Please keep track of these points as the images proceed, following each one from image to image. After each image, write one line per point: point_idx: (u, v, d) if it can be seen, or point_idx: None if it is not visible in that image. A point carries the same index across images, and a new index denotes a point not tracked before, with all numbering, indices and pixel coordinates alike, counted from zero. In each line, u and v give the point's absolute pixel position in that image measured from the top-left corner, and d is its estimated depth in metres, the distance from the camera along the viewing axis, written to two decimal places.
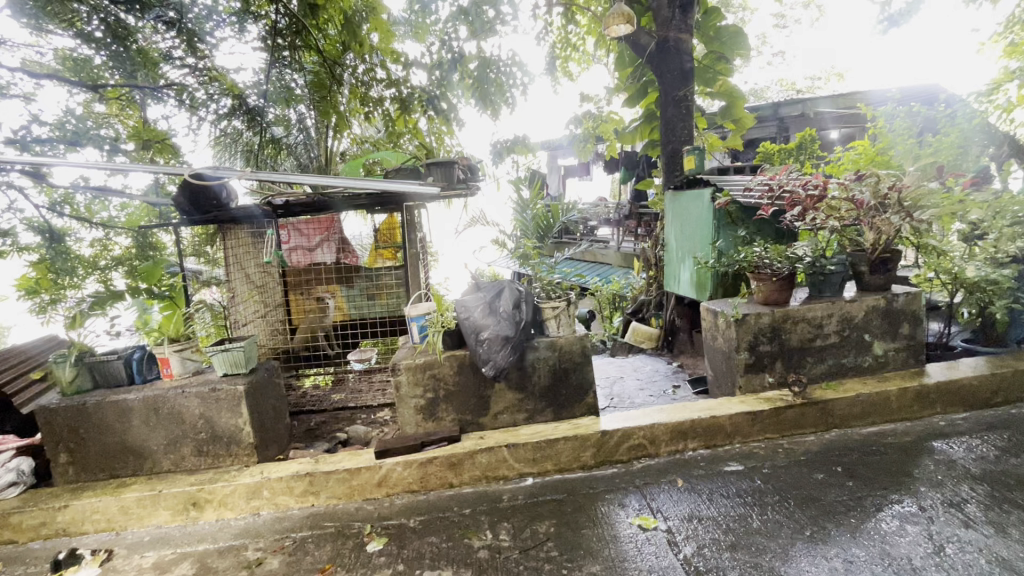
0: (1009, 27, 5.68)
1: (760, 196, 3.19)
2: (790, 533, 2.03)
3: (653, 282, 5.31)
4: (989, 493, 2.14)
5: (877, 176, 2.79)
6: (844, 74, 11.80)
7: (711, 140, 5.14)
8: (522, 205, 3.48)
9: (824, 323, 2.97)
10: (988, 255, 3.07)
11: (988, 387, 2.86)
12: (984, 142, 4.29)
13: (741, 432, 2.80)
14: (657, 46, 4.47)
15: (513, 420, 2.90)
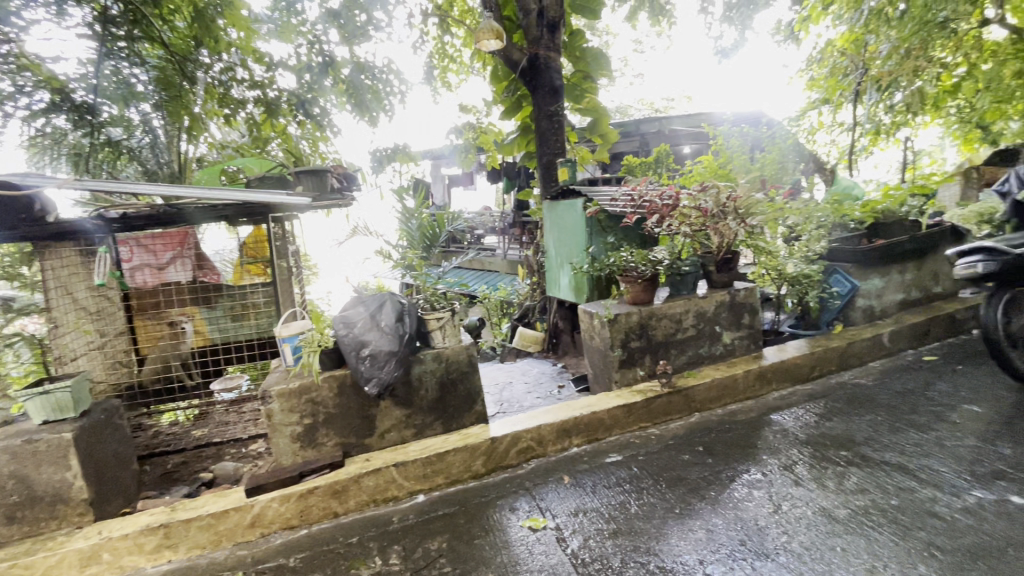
0: (809, 65, 6.89)
1: (625, 205, 3.51)
2: (662, 512, 2.22)
3: (536, 287, 5.52)
4: (813, 454, 2.54)
5: (717, 187, 3.19)
6: (692, 97, 13.38)
7: (582, 153, 5.51)
8: (407, 215, 3.40)
9: (683, 318, 3.32)
10: (802, 254, 3.66)
11: (809, 364, 3.40)
12: (796, 160, 5.13)
13: (619, 424, 3.01)
14: (528, 62, 4.65)
15: (401, 438, 2.81)
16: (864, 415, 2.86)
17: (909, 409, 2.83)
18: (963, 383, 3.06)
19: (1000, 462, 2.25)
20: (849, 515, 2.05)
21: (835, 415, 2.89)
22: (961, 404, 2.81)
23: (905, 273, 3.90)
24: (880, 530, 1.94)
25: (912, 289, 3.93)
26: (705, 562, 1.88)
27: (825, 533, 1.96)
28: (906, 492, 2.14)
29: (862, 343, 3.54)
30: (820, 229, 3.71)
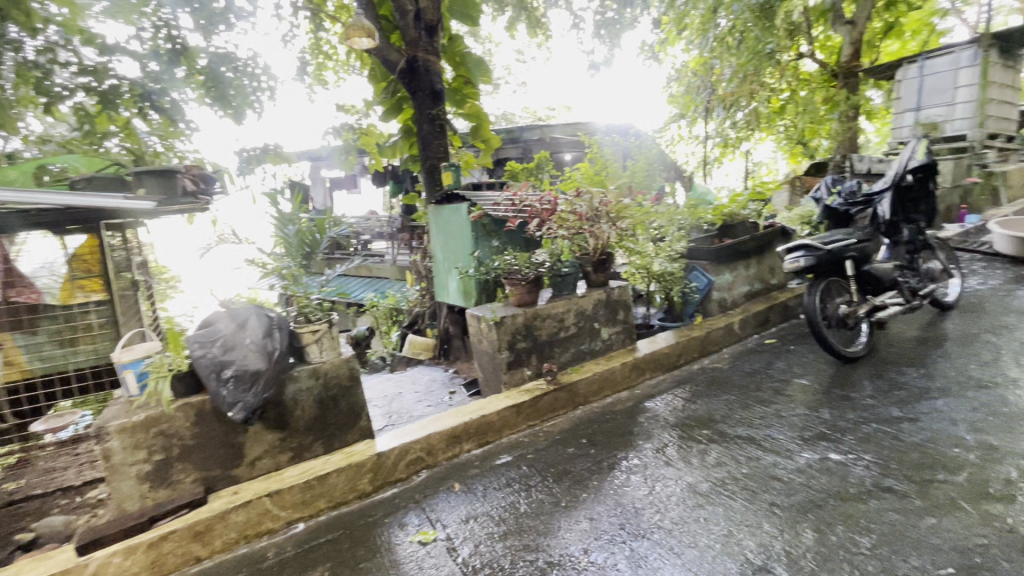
0: (670, 83, 7.64)
1: (506, 210, 3.63)
2: (550, 507, 2.29)
3: (425, 293, 5.42)
4: (680, 435, 2.79)
5: (590, 193, 3.41)
6: (572, 107, 14.15)
7: (466, 158, 5.53)
8: (283, 221, 3.12)
9: (565, 317, 3.47)
10: (667, 253, 4.03)
11: (676, 353, 3.75)
12: (661, 168, 5.64)
13: (508, 425, 3.05)
14: (407, 64, 4.56)
15: (276, 464, 2.57)
16: (721, 395, 3.21)
17: (755, 387, 3.24)
18: (795, 360, 3.58)
19: (822, 425, 2.66)
20: (710, 488, 2.28)
21: (698, 398, 3.22)
22: (794, 379, 3.28)
23: (749, 268, 4.47)
24: (735, 498, 2.18)
25: (755, 282, 4.51)
26: (590, 550, 1.97)
27: (691, 507, 2.16)
28: (754, 461, 2.44)
29: (718, 331, 3.98)
30: (680, 231, 4.14)
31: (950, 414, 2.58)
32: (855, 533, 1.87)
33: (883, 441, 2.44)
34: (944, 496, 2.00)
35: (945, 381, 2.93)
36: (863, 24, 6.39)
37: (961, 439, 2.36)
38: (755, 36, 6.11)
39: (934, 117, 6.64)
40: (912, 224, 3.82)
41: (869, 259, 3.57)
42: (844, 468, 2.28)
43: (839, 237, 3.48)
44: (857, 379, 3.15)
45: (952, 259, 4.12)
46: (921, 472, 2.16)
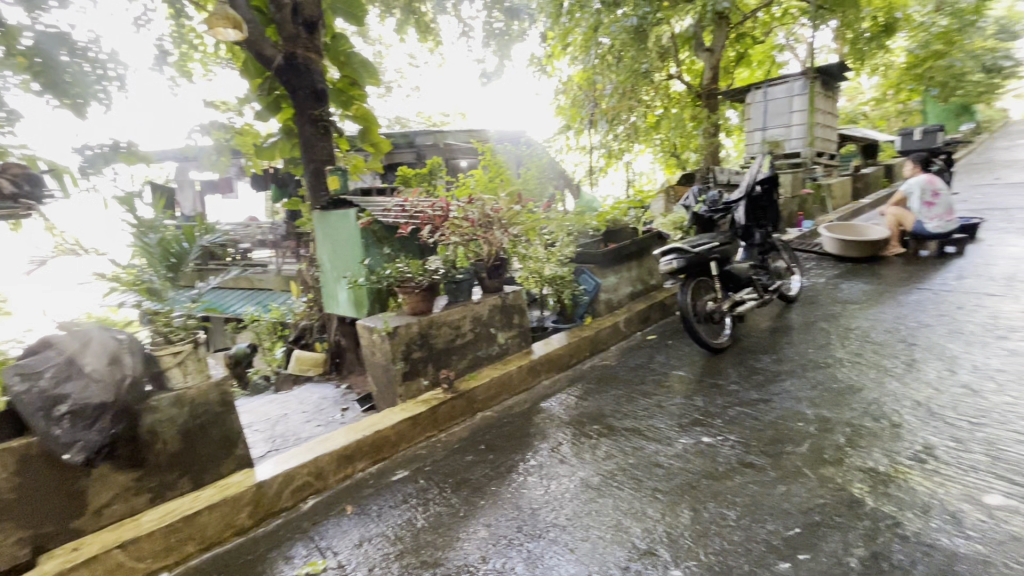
0: (558, 95, 8.00)
1: (397, 216, 3.56)
2: (448, 519, 2.25)
3: (313, 305, 5.09)
4: (574, 432, 2.91)
5: (482, 200, 3.45)
6: (467, 114, 14.23)
7: (355, 162, 5.31)
8: (143, 228, 2.71)
9: (461, 324, 3.45)
10: (557, 258, 4.19)
11: (569, 353, 3.91)
12: (550, 176, 5.86)
13: (405, 439, 2.96)
14: (284, 60, 4.23)
15: (129, 509, 2.22)
16: (609, 391, 3.40)
17: (639, 381, 3.48)
18: (673, 354, 3.91)
19: (696, 412, 2.93)
20: (600, 481, 2.39)
21: (589, 395, 3.38)
22: (672, 370, 3.58)
23: (632, 271, 4.80)
24: (623, 488, 2.32)
25: (637, 283, 4.85)
26: (487, 558, 1.96)
27: (583, 501, 2.25)
28: (639, 451, 2.61)
29: (606, 331, 4.23)
30: (569, 236, 4.34)
31: (795, 393, 2.98)
32: (724, 507, 2.08)
33: (745, 422, 2.74)
34: (792, 465, 2.30)
35: (791, 364, 3.39)
36: (719, 52, 7.40)
37: (803, 414, 2.73)
38: (631, 55, 6.62)
39: (776, 136, 7.70)
40: (762, 229, 4.37)
41: (729, 259, 4.02)
42: (714, 449, 2.52)
43: (704, 241, 3.87)
44: (723, 367, 3.52)
45: (793, 259, 4.77)
46: (774, 446, 2.47)
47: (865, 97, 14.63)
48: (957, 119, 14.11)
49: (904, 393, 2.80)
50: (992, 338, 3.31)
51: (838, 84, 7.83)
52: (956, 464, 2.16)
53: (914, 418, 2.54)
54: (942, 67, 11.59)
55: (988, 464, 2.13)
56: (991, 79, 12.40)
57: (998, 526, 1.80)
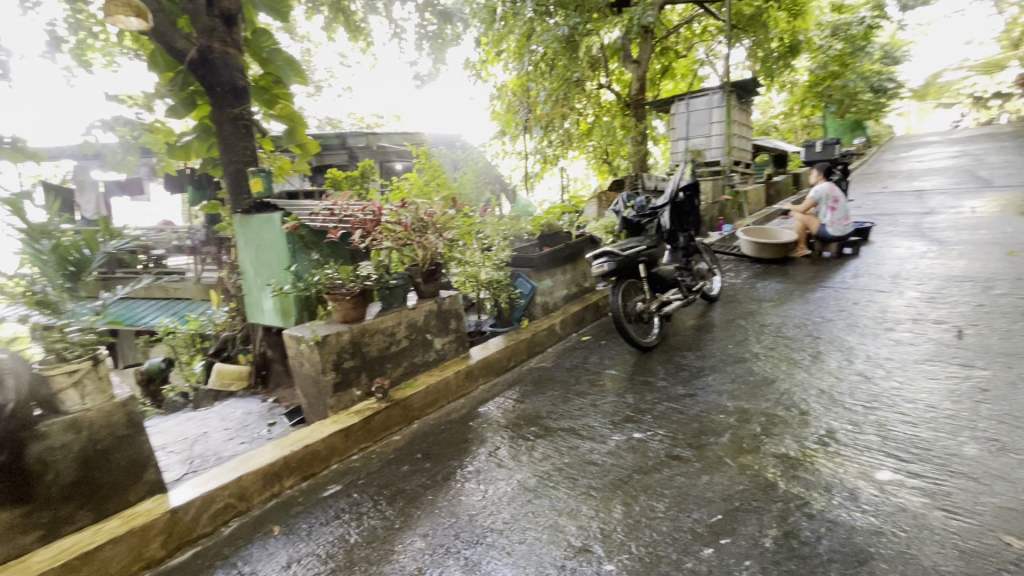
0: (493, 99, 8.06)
1: (325, 221, 3.44)
2: (382, 532, 2.19)
3: (235, 315, 4.78)
4: (511, 436, 2.92)
5: (415, 204, 3.41)
6: (401, 116, 13.99)
7: (282, 163, 5.09)
8: (34, 236, 2.38)
9: (395, 331, 3.37)
10: (493, 262, 4.20)
11: (506, 356, 3.93)
12: (487, 180, 5.89)
13: (337, 452, 2.84)
14: (198, 54, 3.97)
15: (14, 550, 1.96)
16: (545, 392, 3.46)
17: (575, 381, 3.56)
18: (606, 354, 4.03)
19: (628, 409, 3.04)
20: (536, 482, 2.42)
21: (526, 397, 3.41)
22: (605, 370, 3.70)
23: (567, 273, 4.89)
24: (559, 488, 2.35)
25: (572, 286, 4.95)
26: (424, 569, 1.92)
27: (520, 504, 2.27)
28: (574, 450, 2.67)
29: (542, 333, 4.29)
30: (504, 240, 4.38)
31: (717, 387, 3.17)
32: (653, 500, 2.17)
33: (672, 417, 2.88)
34: (715, 455, 2.44)
35: (713, 360, 3.60)
36: (646, 64, 7.70)
37: (725, 407, 2.91)
38: (563, 64, 6.78)
39: (698, 145, 8.19)
40: (685, 232, 4.63)
41: (656, 262, 4.21)
42: (644, 444, 2.63)
43: (633, 244, 4.04)
44: (653, 365, 3.68)
45: (714, 261, 5.07)
46: (699, 438, 2.61)
47: (775, 111, 15.89)
48: (851, 133, 15.67)
49: (810, 382, 3.06)
50: (882, 330, 3.70)
51: (752, 99, 8.45)
52: (854, 445, 2.38)
53: (819, 405, 2.78)
54: (838, 86, 12.84)
55: (879, 443, 2.37)
56: (877, 99, 13.90)
57: (887, 499, 2.00)
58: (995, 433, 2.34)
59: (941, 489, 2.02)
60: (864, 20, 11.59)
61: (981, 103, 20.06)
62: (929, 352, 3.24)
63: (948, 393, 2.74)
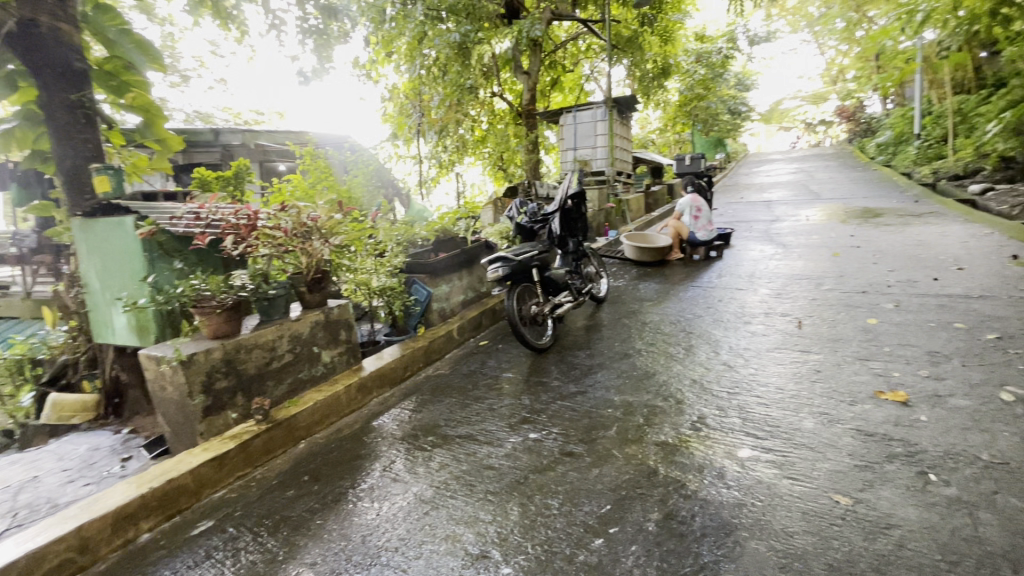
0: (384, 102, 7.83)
1: (189, 225, 3.08)
2: (263, 567, 2.00)
3: (77, 335, 4.08)
4: (407, 448, 2.83)
5: (297, 207, 3.19)
6: (285, 114, 13.06)
7: (137, 160, 4.44)
8: None
9: (277, 345, 3.10)
10: (386, 269, 4.07)
11: (402, 366, 3.81)
12: (379, 183, 5.69)
13: (208, 483, 2.55)
14: (19, 27, 3.35)
15: None
16: (443, 400, 3.41)
17: (472, 387, 3.56)
18: (502, 357, 4.09)
19: (524, 411, 3.11)
20: (434, 493, 2.37)
21: (424, 406, 3.34)
22: (502, 373, 3.74)
23: (463, 279, 4.85)
24: (456, 496, 2.33)
25: (468, 291, 4.93)
26: None
27: (417, 517, 2.21)
28: (472, 456, 2.66)
29: (439, 340, 4.23)
30: (398, 246, 4.29)
31: (605, 383, 3.36)
32: (548, 498, 2.23)
33: (565, 415, 2.99)
34: (604, 448, 2.57)
35: (602, 358, 3.81)
36: (535, 75, 7.92)
37: (612, 401, 3.09)
38: (457, 71, 6.78)
39: (585, 156, 8.68)
40: (574, 237, 4.87)
41: (549, 266, 4.37)
42: (539, 444, 2.69)
43: (526, 249, 4.15)
44: (547, 366, 3.80)
45: (601, 265, 5.40)
46: (590, 433, 2.74)
47: (652, 126, 17.37)
48: (714, 149, 17.65)
49: (685, 373, 3.37)
50: (741, 323, 4.19)
51: (631, 115, 9.13)
52: (721, 428, 2.66)
53: (692, 393, 3.07)
54: (702, 107, 14.38)
55: (740, 424, 2.68)
56: (733, 120, 15.82)
57: (746, 473, 2.26)
58: (826, 407, 2.76)
59: (788, 460, 2.33)
60: (722, 50, 13.13)
61: (811, 128, 23.74)
62: (777, 341, 3.74)
63: (792, 375, 3.18)
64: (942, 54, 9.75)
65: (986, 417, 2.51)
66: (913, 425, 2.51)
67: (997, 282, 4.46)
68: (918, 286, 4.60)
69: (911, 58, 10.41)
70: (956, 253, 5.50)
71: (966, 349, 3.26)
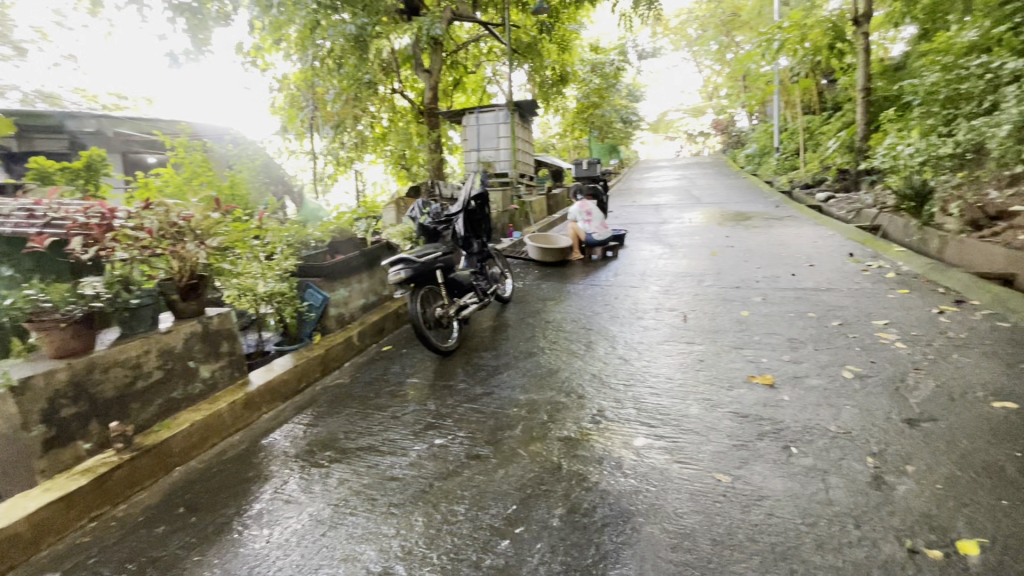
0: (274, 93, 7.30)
1: (21, 226, 2.61)
2: None
3: None
4: (302, 466, 2.63)
5: (165, 205, 2.85)
6: (153, 100, 11.59)
7: None
8: None
9: (142, 362, 2.70)
10: (274, 273, 3.72)
11: (295, 377, 3.53)
12: (268, 179, 5.22)
13: (52, 529, 2.17)
14: None
15: None
16: (342, 411, 3.21)
17: (374, 395, 3.40)
18: (406, 362, 3.96)
19: (428, 417, 3.03)
20: (332, 512, 2.23)
21: (321, 419, 3.12)
22: (406, 379, 3.62)
23: (363, 282, 4.59)
24: (356, 513, 2.20)
25: (370, 294, 4.68)
26: None
27: (313, 540, 2.06)
28: (373, 468, 2.53)
29: (337, 347, 3.99)
30: (288, 248, 3.95)
31: (511, 383, 3.39)
32: (454, 504, 2.20)
33: (471, 417, 2.97)
34: (509, 448, 2.59)
35: (507, 358, 3.85)
36: (436, 74, 7.79)
37: (517, 401, 3.12)
38: (353, 65, 6.44)
39: (488, 158, 8.72)
40: (479, 238, 4.86)
41: (452, 267, 4.31)
42: (445, 449, 2.64)
43: (429, 250, 4.06)
44: (452, 369, 3.75)
45: (506, 265, 5.45)
46: (496, 434, 2.75)
47: (552, 131, 17.98)
48: (609, 154, 18.71)
49: (585, 369, 3.51)
50: (635, 319, 4.47)
51: (531, 119, 9.37)
52: (618, 420, 2.80)
53: (592, 387, 3.21)
54: (597, 114, 15.18)
55: (636, 415, 2.84)
56: (625, 129, 16.90)
57: (641, 460, 2.40)
58: (709, 393, 3.03)
59: (678, 445, 2.51)
60: (614, 62, 13.95)
61: (692, 138, 26.11)
62: (666, 334, 4.04)
63: (679, 365, 3.45)
64: (793, 79, 11.21)
65: (833, 393, 2.91)
66: (778, 404, 2.84)
67: (838, 276, 5.22)
68: (779, 281, 5.23)
69: (770, 81, 11.84)
70: (808, 251, 6.34)
71: (817, 335, 3.76)
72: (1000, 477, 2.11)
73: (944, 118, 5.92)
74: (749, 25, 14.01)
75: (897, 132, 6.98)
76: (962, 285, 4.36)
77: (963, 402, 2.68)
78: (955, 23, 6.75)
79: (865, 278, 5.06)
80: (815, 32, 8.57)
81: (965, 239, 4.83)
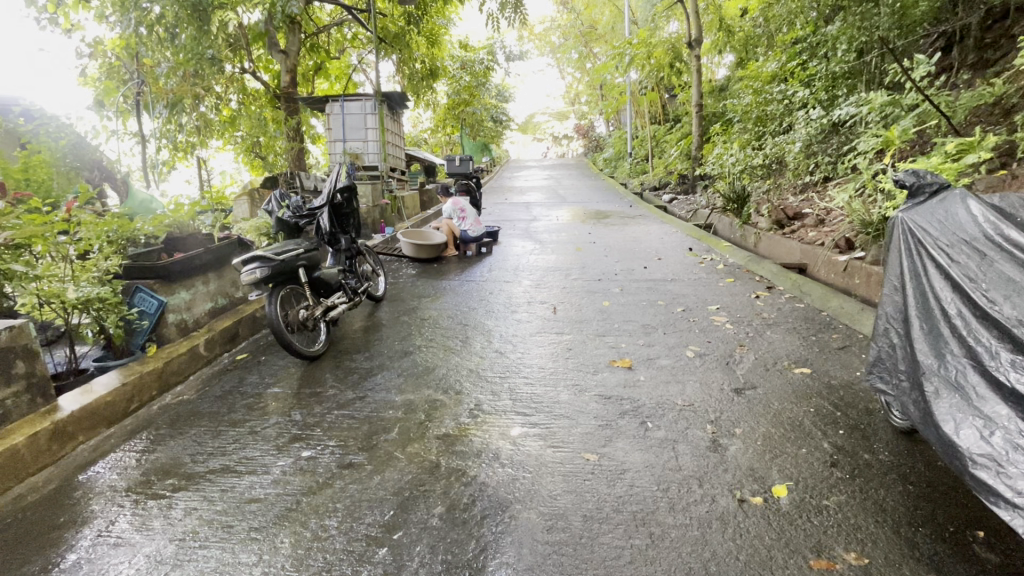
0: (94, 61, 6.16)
1: None
2: None
3: None
4: (135, 501, 2.24)
5: None
6: None
7: None
8: None
9: None
10: (88, 277, 3.11)
11: (123, 398, 2.99)
12: (77, 164, 4.31)
13: None
14: None
15: None
16: (187, 432, 2.81)
17: (227, 410, 3.02)
18: (265, 371, 3.58)
19: (293, 428, 2.78)
20: (177, 548, 1.94)
21: (159, 444, 2.69)
22: (266, 390, 3.28)
23: (209, 283, 4.04)
24: (208, 545, 1.95)
25: (218, 297, 4.13)
26: None
27: None
28: (228, 492, 2.25)
29: (178, 359, 3.46)
30: (109, 245, 3.33)
31: (385, 384, 3.27)
32: (325, 519, 2.05)
33: (343, 425, 2.79)
34: (386, 452, 2.50)
35: (380, 359, 3.69)
36: (294, 56, 7.25)
37: (393, 402, 3.02)
38: (191, 36, 5.21)
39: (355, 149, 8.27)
40: (346, 234, 4.58)
41: (317, 265, 4.02)
42: (314, 462, 2.45)
43: (289, 247, 3.73)
44: (320, 374, 3.49)
45: (377, 262, 5.22)
46: (370, 439, 2.62)
47: (424, 126, 17.72)
48: (480, 151, 19.06)
49: (462, 364, 3.52)
50: (509, 312, 4.59)
51: (401, 112, 9.13)
52: (495, 412, 2.86)
53: (468, 382, 3.24)
54: (468, 112, 15.34)
55: (512, 405, 2.92)
56: (495, 128, 17.40)
57: (518, 449, 2.48)
58: (576, 378, 3.24)
59: (551, 431, 2.64)
60: (483, 61, 14.12)
61: (557, 140, 27.64)
62: (538, 326, 4.22)
63: (551, 354, 3.64)
64: (642, 92, 12.45)
65: (679, 371, 3.30)
66: (635, 384, 3.14)
67: (681, 268, 5.93)
68: (634, 273, 5.80)
69: (623, 92, 13.02)
70: (656, 246, 7.10)
71: (666, 320, 4.24)
72: (800, 430, 2.58)
73: (756, 134, 7.25)
74: (607, 38, 15.20)
75: (723, 144, 8.14)
76: (771, 273, 5.24)
77: (774, 370, 3.24)
78: (762, 55, 8.05)
79: (702, 270, 5.83)
80: (660, 52, 9.57)
81: (772, 235, 5.79)
